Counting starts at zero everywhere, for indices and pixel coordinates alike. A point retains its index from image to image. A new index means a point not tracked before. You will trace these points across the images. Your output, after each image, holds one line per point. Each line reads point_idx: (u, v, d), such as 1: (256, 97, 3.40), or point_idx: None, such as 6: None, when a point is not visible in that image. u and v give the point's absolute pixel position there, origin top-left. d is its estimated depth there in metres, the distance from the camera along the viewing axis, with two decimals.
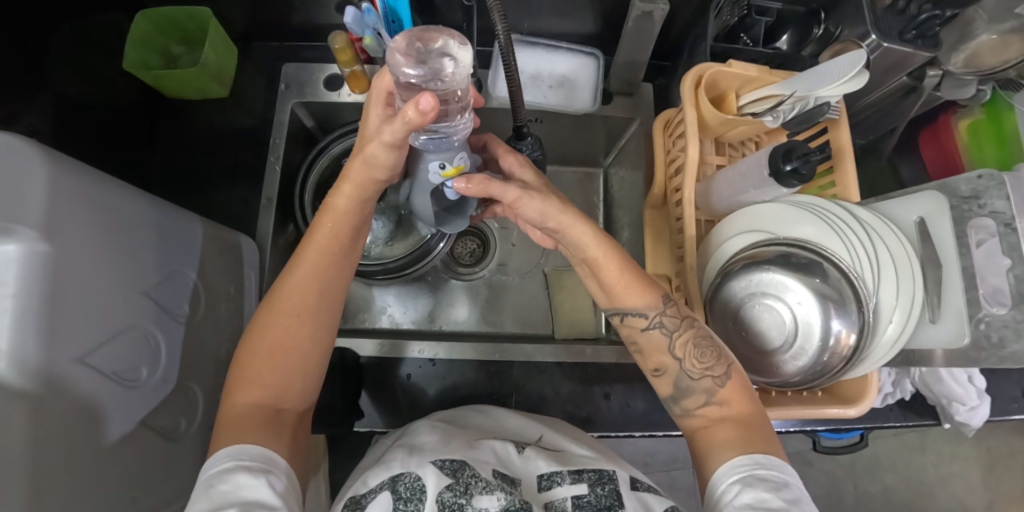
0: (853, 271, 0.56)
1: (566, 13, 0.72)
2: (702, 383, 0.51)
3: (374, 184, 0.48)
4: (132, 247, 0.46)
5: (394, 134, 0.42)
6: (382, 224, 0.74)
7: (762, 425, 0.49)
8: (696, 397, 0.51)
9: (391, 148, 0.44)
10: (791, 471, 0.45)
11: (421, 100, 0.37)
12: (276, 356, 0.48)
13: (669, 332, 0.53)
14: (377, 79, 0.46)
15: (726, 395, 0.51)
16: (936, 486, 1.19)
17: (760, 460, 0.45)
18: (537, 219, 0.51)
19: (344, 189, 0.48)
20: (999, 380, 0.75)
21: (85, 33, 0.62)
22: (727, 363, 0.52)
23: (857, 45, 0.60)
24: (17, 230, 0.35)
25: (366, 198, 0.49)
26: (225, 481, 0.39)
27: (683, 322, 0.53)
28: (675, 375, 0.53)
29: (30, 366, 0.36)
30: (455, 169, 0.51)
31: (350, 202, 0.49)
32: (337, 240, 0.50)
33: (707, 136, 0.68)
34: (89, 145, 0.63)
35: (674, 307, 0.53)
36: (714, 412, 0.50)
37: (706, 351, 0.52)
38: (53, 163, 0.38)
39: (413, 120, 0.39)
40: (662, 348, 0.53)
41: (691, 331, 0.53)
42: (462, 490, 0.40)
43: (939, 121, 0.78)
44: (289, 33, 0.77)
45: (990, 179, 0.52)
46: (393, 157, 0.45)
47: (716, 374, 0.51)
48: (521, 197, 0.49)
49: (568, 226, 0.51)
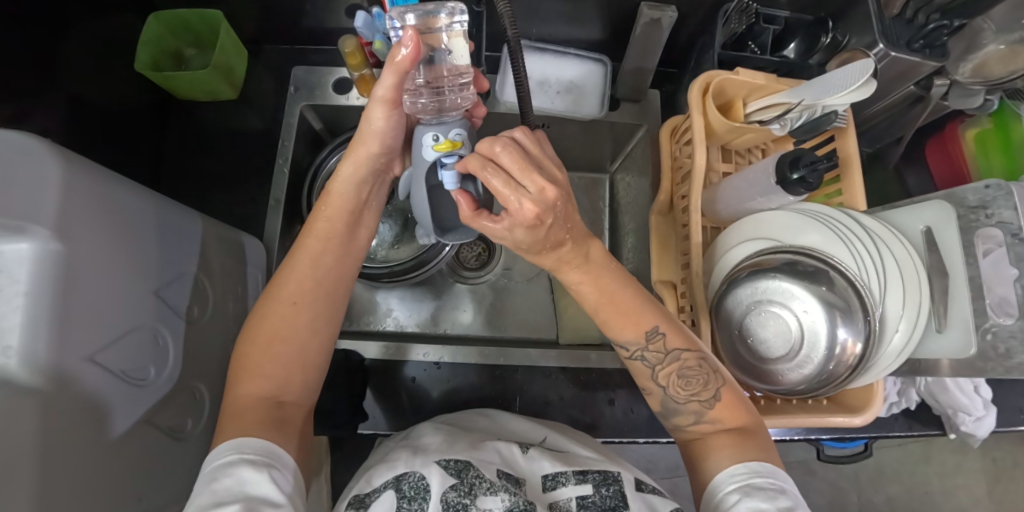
0: (860, 279, 0.56)
1: (574, 20, 0.72)
2: (688, 406, 0.51)
3: (367, 157, 0.51)
4: (143, 246, 0.47)
5: (388, 86, 0.45)
6: (389, 227, 0.75)
7: (758, 434, 0.49)
8: (686, 417, 0.51)
9: (385, 104, 0.47)
10: (787, 478, 0.45)
11: (404, 36, 0.41)
12: (271, 346, 0.48)
13: (651, 364, 0.52)
14: None
15: (716, 415, 0.50)
16: (940, 498, 1.18)
17: (758, 467, 0.45)
18: (551, 255, 0.46)
19: (342, 172, 0.52)
20: (1005, 390, 0.75)
21: (98, 34, 0.63)
22: (714, 386, 0.51)
23: (864, 54, 0.61)
24: (30, 229, 0.36)
25: (358, 177, 0.52)
26: (227, 475, 0.39)
27: (667, 355, 0.51)
28: (660, 398, 0.53)
29: (41, 364, 0.36)
30: (450, 143, 0.47)
31: (344, 185, 0.52)
32: (334, 221, 0.52)
33: (715, 143, 0.68)
34: (103, 145, 0.64)
35: (658, 341, 0.51)
36: (706, 428, 0.50)
37: (690, 379, 0.51)
38: (65, 163, 0.39)
39: (401, 63, 0.42)
40: (646, 376, 0.52)
41: (676, 363, 0.51)
42: (467, 490, 0.40)
43: (947, 130, 0.77)
44: (299, 37, 0.78)
45: (998, 189, 0.53)
46: (386, 118, 0.48)
47: (703, 399, 0.50)
48: (506, 240, 0.43)
49: (557, 267, 0.48)
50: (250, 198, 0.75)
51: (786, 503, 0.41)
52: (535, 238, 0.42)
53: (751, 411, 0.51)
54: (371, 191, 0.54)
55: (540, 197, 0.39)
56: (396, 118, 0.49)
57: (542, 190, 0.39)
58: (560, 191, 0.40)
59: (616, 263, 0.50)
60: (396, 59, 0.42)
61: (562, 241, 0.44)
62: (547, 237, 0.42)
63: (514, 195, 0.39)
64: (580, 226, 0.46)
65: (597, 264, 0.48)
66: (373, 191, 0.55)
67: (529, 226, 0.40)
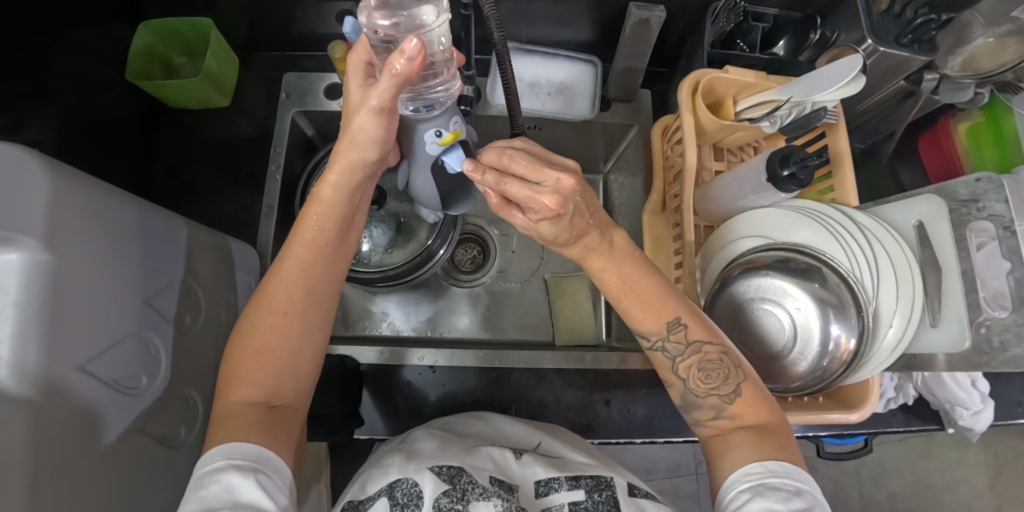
0: (853, 275, 0.57)
1: (564, 21, 0.72)
2: (708, 401, 0.50)
3: (360, 168, 0.46)
4: (132, 256, 0.47)
5: (382, 96, 0.39)
6: (382, 230, 0.71)
7: (781, 432, 0.48)
8: (706, 411, 0.50)
9: (377, 113, 0.41)
10: (804, 476, 0.44)
11: (406, 46, 0.35)
12: (262, 356, 0.47)
13: (672, 356, 0.51)
14: (351, 54, 0.43)
15: (736, 410, 0.49)
16: (943, 493, 1.17)
17: (774, 467, 0.44)
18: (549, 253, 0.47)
19: (331, 177, 0.46)
20: (1002, 384, 0.74)
21: (90, 44, 0.63)
22: (736, 382, 0.50)
23: (854, 50, 0.61)
24: (19, 240, 0.36)
25: (353, 183, 0.47)
26: (217, 482, 0.39)
27: (688, 347, 0.50)
28: (681, 391, 0.52)
29: (32, 375, 0.36)
30: (453, 135, 0.50)
31: (337, 191, 0.47)
32: (325, 231, 0.48)
33: (705, 142, 0.68)
34: (95, 157, 0.64)
35: (680, 332, 0.50)
36: (726, 425, 0.49)
37: (712, 373, 0.50)
38: (54, 174, 0.39)
39: (401, 71, 0.37)
40: (667, 368, 0.52)
41: (697, 356, 0.50)
42: (459, 496, 0.40)
43: (938, 124, 0.77)
44: (289, 44, 0.78)
45: (988, 183, 0.51)
46: (382, 126, 0.42)
47: (723, 393, 0.50)
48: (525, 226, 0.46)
49: (584, 256, 0.48)
50: (243, 206, 0.75)
51: (799, 506, 0.40)
52: (561, 229, 0.43)
53: (772, 408, 0.50)
54: (362, 195, 0.50)
55: (558, 188, 0.40)
56: (392, 124, 0.43)
57: (558, 181, 0.40)
58: (575, 178, 0.40)
59: (641, 251, 0.50)
60: (395, 68, 0.36)
61: (586, 229, 0.45)
62: (570, 227, 0.43)
63: (531, 193, 0.40)
64: (603, 210, 0.46)
65: (623, 250, 0.48)
66: (362, 195, 0.50)
67: (552, 218, 0.42)
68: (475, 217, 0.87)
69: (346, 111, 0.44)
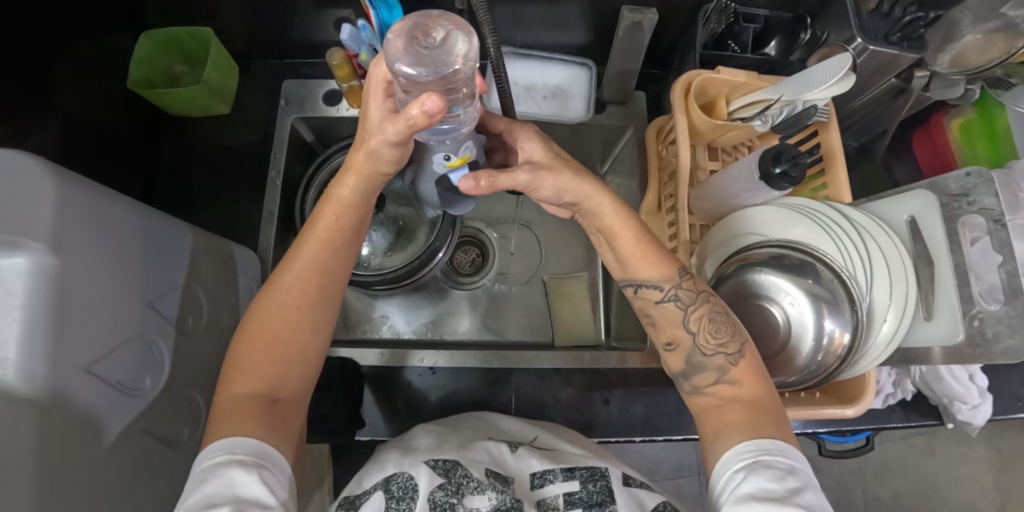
0: (846, 271, 0.57)
1: (558, 26, 0.74)
2: (714, 360, 0.51)
3: (381, 177, 0.48)
4: (137, 260, 0.48)
5: (398, 133, 0.40)
6: (381, 234, 0.72)
7: (773, 411, 0.48)
8: (709, 374, 0.51)
9: (393, 145, 0.42)
10: (795, 454, 0.44)
11: (427, 103, 0.35)
12: (275, 347, 0.48)
13: (684, 305, 0.53)
14: (374, 68, 0.41)
15: (738, 375, 0.50)
16: (947, 490, 1.17)
17: (767, 446, 0.44)
18: (554, 197, 0.51)
19: (352, 181, 0.48)
20: (1001, 379, 0.74)
21: (94, 55, 0.65)
22: (741, 341, 0.52)
23: (843, 49, 0.62)
24: (26, 244, 0.37)
25: (374, 188, 0.49)
26: (218, 476, 0.39)
27: (699, 296, 0.53)
28: (687, 351, 0.53)
29: (39, 378, 0.37)
30: (461, 160, 0.50)
31: (355, 194, 0.48)
32: (342, 226, 0.49)
33: (699, 142, 0.69)
34: (97, 163, 0.65)
35: (689, 280, 0.53)
36: (726, 390, 0.50)
37: (721, 326, 0.52)
38: (60, 179, 0.40)
39: (420, 123, 0.37)
40: (677, 321, 0.53)
41: (706, 305, 0.53)
42: (454, 490, 0.41)
43: (931, 122, 0.78)
44: (289, 51, 0.79)
45: (978, 176, 0.52)
46: (399, 152, 0.44)
47: (730, 352, 0.51)
48: (531, 180, 0.49)
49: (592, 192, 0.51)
50: (245, 211, 0.76)
51: (793, 486, 0.41)
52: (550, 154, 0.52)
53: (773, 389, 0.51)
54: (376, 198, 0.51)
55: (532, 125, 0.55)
56: (405, 148, 0.44)
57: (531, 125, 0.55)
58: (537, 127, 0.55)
59: None
60: (411, 116, 0.37)
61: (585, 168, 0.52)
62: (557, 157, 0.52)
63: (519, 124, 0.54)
64: None
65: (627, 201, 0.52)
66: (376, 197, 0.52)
67: (545, 141, 0.53)
68: (474, 221, 0.88)
69: (365, 121, 0.44)
